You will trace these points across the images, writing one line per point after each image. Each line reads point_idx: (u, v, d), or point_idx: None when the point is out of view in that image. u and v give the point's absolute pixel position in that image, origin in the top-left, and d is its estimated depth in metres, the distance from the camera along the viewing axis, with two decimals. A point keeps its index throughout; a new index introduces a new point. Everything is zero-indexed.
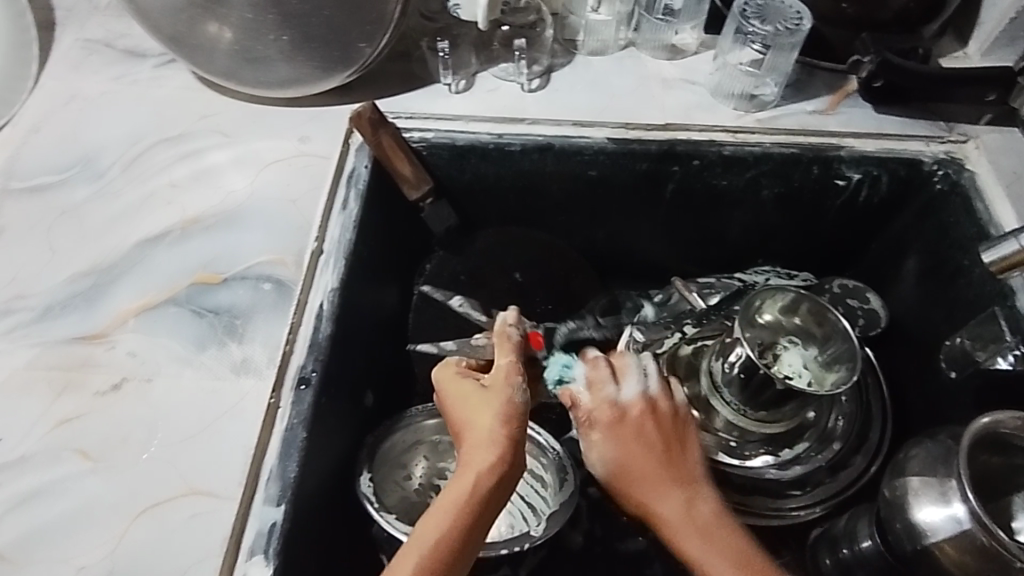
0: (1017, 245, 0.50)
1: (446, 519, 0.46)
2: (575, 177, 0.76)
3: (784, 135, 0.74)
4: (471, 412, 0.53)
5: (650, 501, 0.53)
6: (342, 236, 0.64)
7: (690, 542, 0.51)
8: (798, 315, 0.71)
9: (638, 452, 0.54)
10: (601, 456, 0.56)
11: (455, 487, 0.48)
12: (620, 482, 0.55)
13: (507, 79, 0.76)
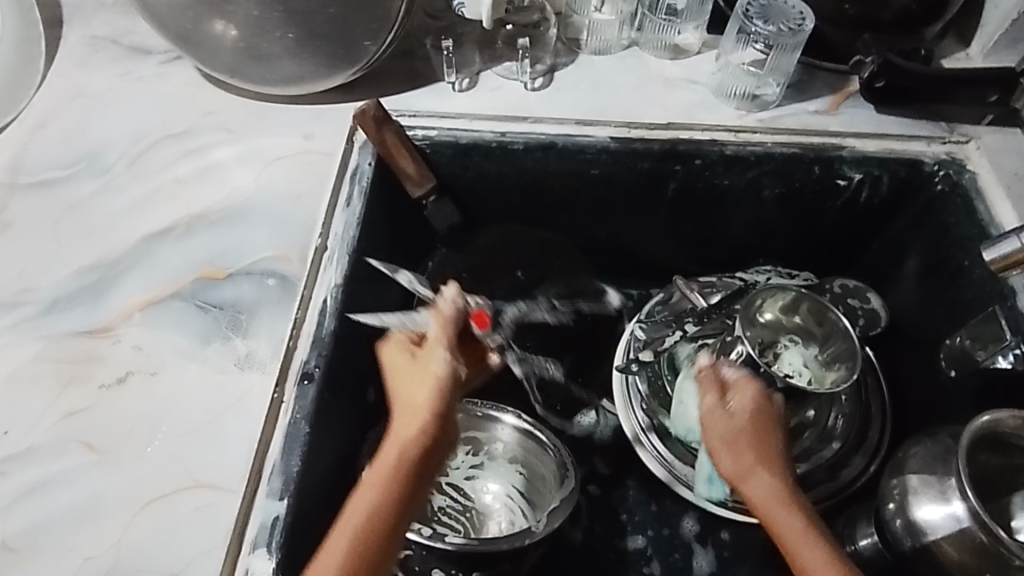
0: (1017, 243, 0.51)
1: (372, 494, 0.50)
2: (578, 176, 0.76)
3: (785, 135, 0.74)
4: (403, 387, 0.56)
5: (791, 526, 0.55)
6: (345, 233, 0.64)
7: (776, 508, 0.57)
8: (798, 314, 0.72)
9: (748, 442, 0.60)
10: (754, 466, 0.59)
11: (381, 464, 0.52)
12: (772, 496, 0.57)
13: (510, 78, 0.76)
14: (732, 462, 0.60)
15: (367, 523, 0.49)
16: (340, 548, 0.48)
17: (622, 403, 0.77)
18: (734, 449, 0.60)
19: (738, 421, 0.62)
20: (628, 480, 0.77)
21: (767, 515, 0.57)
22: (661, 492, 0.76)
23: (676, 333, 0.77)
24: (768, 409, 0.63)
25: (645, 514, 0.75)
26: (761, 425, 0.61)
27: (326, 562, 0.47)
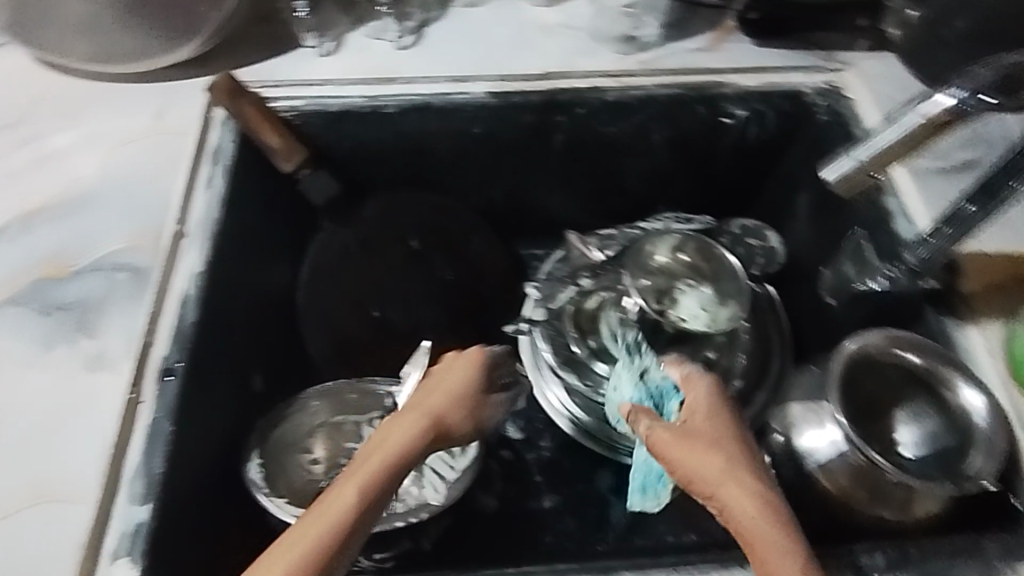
0: (851, 163, 0.47)
1: (403, 445, 0.46)
2: (460, 135, 0.73)
3: (666, 77, 0.73)
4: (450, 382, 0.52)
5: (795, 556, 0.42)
6: (207, 216, 0.61)
7: (760, 529, 0.43)
8: (684, 253, 0.73)
9: (710, 446, 0.46)
10: (723, 474, 0.45)
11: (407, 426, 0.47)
12: (756, 508, 0.44)
13: (377, 37, 0.72)
14: (708, 467, 0.46)
15: (389, 475, 0.44)
16: (346, 500, 0.42)
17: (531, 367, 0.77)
18: (699, 454, 0.46)
19: (696, 423, 0.48)
20: (540, 442, 0.76)
21: (749, 536, 0.43)
22: (575, 448, 0.76)
23: (573, 289, 0.78)
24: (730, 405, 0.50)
25: (559, 473, 0.75)
26: (731, 426, 0.48)
27: (332, 514, 0.41)
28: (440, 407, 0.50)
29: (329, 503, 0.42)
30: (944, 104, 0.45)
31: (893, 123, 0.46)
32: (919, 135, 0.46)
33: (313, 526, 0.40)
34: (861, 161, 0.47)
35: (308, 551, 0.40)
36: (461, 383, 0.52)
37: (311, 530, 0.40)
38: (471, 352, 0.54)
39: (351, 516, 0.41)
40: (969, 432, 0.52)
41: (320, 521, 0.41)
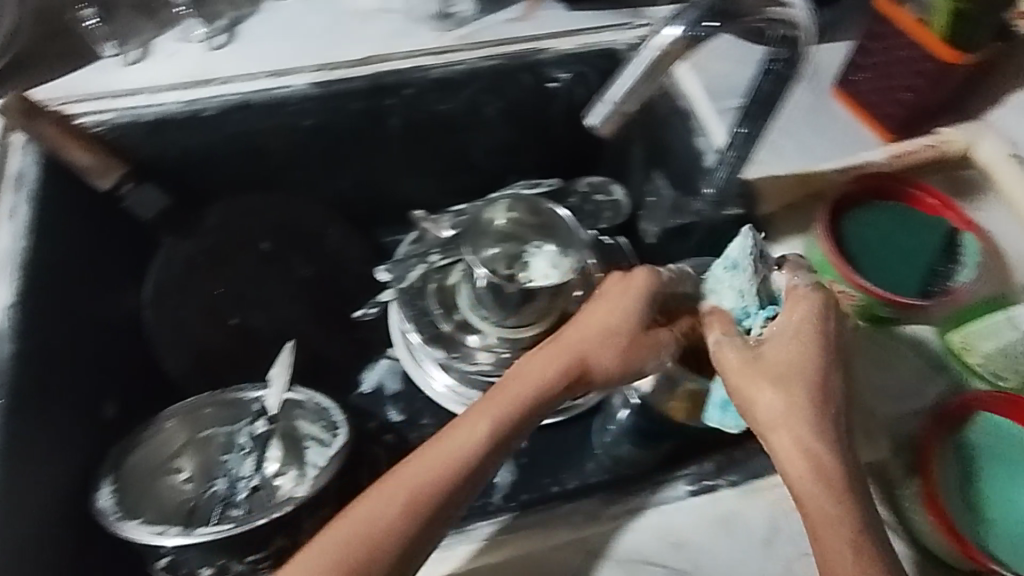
0: (611, 107, 0.49)
1: (530, 394, 0.52)
2: (291, 130, 0.72)
3: (486, 48, 0.74)
4: (589, 325, 0.54)
5: (826, 507, 0.46)
6: (12, 245, 0.59)
7: (807, 478, 0.47)
8: (515, 214, 0.75)
9: (784, 386, 0.49)
10: (794, 415, 0.49)
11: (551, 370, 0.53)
12: (803, 455, 0.47)
13: (187, 40, 0.70)
14: (761, 407, 0.49)
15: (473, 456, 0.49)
16: (466, 447, 0.49)
17: (409, 357, 0.77)
18: (760, 390, 0.49)
19: (778, 354, 0.50)
20: (423, 422, 0.77)
21: (792, 479, 0.48)
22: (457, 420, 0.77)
23: (423, 266, 0.79)
24: (817, 330, 0.51)
25: None
26: (812, 353, 0.50)
27: (421, 472, 0.48)
28: (598, 348, 0.53)
29: (447, 446, 0.49)
30: (665, 38, 0.47)
31: (634, 62, 0.48)
32: (657, 67, 0.48)
33: (384, 503, 0.46)
34: (617, 103, 0.49)
35: (389, 508, 0.46)
36: (614, 324, 0.54)
37: (403, 480, 0.47)
38: (633, 281, 0.55)
39: (428, 495, 0.47)
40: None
41: (387, 493, 0.47)
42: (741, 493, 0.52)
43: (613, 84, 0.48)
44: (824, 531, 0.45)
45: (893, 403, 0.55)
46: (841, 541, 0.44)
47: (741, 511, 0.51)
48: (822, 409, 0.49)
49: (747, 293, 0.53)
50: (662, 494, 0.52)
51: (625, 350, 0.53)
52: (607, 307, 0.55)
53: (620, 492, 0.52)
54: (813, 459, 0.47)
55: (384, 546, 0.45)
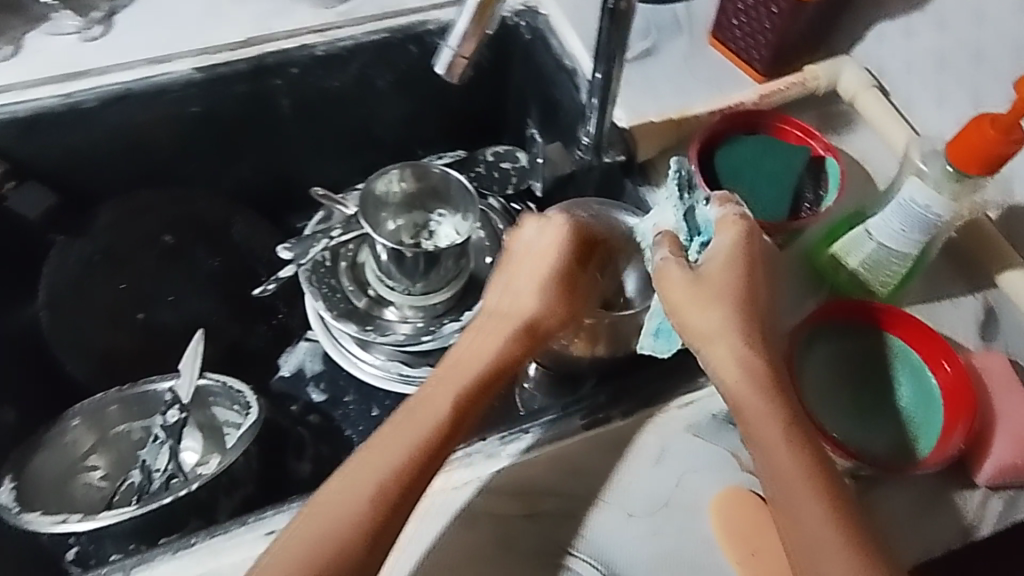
0: (449, 51, 0.53)
1: (484, 363, 0.52)
2: (177, 119, 0.72)
3: (369, 23, 0.75)
4: (534, 277, 0.56)
5: (762, 413, 0.48)
6: None
7: (751, 395, 0.48)
8: (406, 184, 0.75)
9: (729, 303, 0.51)
10: (731, 332, 0.50)
11: (503, 342, 0.53)
12: (746, 370, 0.49)
13: (60, 34, 0.69)
14: (693, 325, 0.51)
15: (444, 426, 0.49)
16: (440, 412, 0.49)
17: (330, 340, 0.76)
18: (702, 308, 0.51)
19: (716, 275, 0.52)
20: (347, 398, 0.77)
21: (736, 393, 0.49)
22: (380, 394, 0.77)
23: (324, 241, 0.77)
24: (746, 252, 0.52)
25: (373, 423, 0.76)
26: (741, 273, 0.52)
27: (394, 442, 0.47)
28: (536, 320, 0.54)
29: (417, 414, 0.49)
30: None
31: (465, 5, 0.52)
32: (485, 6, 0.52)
33: (365, 476, 0.46)
34: (455, 48, 0.53)
35: (355, 492, 0.45)
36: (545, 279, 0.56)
37: (384, 448, 0.47)
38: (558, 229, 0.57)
39: (406, 465, 0.47)
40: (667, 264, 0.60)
41: (346, 494, 0.45)
42: (631, 420, 0.54)
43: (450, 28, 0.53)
44: (766, 440, 0.47)
45: (781, 318, 0.58)
46: (783, 452, 0.46)
47: (630, 437, 0.53)
48: (748, 322, 0.51)
49: (685, 220, 0.57)
50: (559, 429, 0.53)
51: (562, 300, 0.55)
52: (531, 263, 0.57)
53: (515, 431, 0.53)
54: (749, 374, 0.49)
55: (370, 511, 0.45)
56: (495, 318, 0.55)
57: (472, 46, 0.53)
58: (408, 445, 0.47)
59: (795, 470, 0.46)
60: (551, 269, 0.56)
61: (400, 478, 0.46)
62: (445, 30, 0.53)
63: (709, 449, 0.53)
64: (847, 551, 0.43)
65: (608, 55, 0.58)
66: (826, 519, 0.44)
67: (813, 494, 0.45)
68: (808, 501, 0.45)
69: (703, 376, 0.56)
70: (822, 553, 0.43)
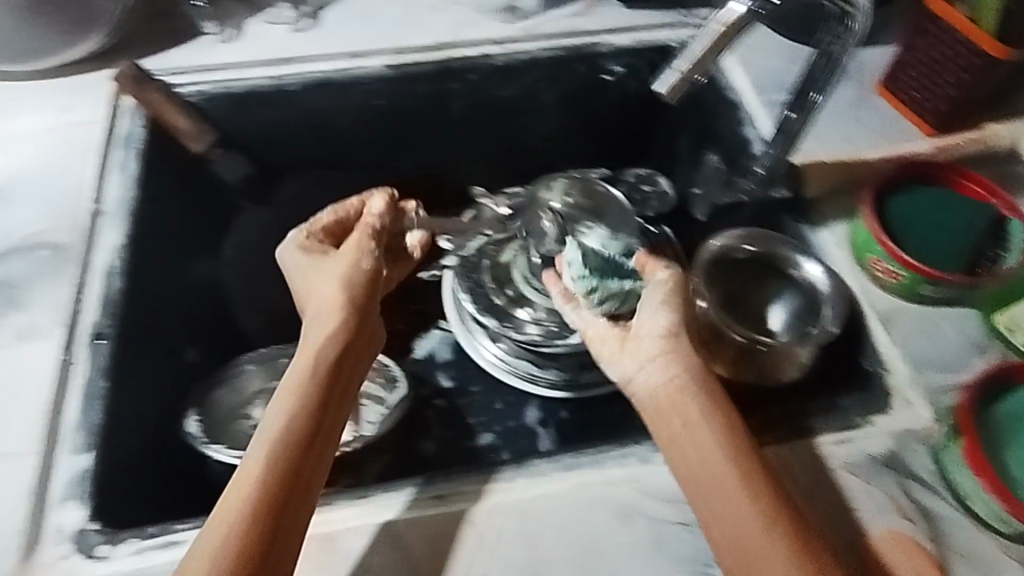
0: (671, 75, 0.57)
1: (316, 354, 0.55)
2: (362, 109, 0.78)
3: (547, 40, 0.80)
4: (307, 277, 0.60)
5: (701, 441, 0.51)
6: (123, 195, 0.64)
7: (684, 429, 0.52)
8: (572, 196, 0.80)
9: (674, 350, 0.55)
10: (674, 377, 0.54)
11: (323, 342, 0.56)
12: (686, 411, 0.52)
13: (276, 22, 0.77)
14: (644, 368, 0.55)
15: (308, 414, 0.51)
16: (299, 396, 0.52)
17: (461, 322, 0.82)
18: (644, 359, 0.56)
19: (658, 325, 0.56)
20: (474, 389, 0.81)
21: (668, 431, 0.53)
22: (504, 390, 0.80)
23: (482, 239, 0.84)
24: (681, 295, 0.58)
25: (495, 416, 0.79)
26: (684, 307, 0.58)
27: (275, 430, 0.50)
28: (330, 314, 0.57)
29: (281, 406, 0.51)
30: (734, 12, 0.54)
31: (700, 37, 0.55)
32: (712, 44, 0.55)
33: (251, 464, 0.48)
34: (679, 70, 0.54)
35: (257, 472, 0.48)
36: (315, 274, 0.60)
37: (262, 442, 0.49)
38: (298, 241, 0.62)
39: (285, 440, 0.49)
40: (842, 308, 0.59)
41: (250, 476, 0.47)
42: (783, 448, 0.54)
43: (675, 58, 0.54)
44: (699, 470, 0.50)
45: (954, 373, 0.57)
46: (727, 476, 0.49)
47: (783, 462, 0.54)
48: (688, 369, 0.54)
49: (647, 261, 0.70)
50: None
51: (342, 286, 0.58)
52: (305, 263, 0.61)
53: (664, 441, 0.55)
54: (679, 388, 0.53)
55: (263, 499, 0.47)
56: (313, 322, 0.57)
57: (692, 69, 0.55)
58: (283, 429, 0.50)
59: (731, 486, 0.49)
60: (319, 262, 0.60)
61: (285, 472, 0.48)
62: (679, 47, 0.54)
63: (864, 488, 0.52)
64: (782, 538, 0.46)
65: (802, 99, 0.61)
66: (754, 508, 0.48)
67: (749, 508, 0.48)
68: (736, 493, 0.48)
69: (859, 416, 0.56)
70: (764, 553, 0.46)
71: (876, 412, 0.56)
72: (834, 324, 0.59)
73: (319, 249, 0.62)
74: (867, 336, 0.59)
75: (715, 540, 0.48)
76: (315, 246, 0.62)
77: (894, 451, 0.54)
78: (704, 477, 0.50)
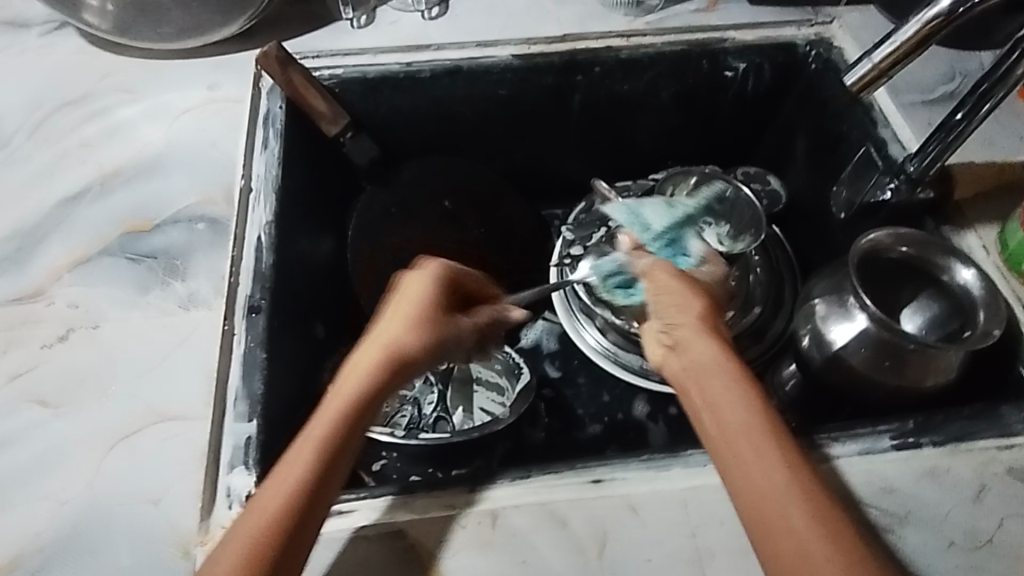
0: (870, 64, 0.48)
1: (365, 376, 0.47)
2: (487, 99, 0.79)
3: (673, 35, 0.80)
4: (398, 305, 0.52)
5: (755, 471, 0.45)
6: (268, 172, 0.65)
7: (743, 454, 0.46)
8: (700, 194, 0.79)
9: (721, 365, 0.51)
10: (719, 390, 0.49)
11: (373, 369, 0.48)
12: (738, 434, 0.47)
13: (407, 11, 0.78)
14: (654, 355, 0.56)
15: (331, 443, 0.44)
16: (337, 420, 0.45)
17: (566, 313, 0.82)
18: (700, 381, 0.50)
19: (685, 332, 0.54)
20: (581, 380, 0.81)
21: (722, 455, 0.47)
22: (611, 383, 0.81)
23: (602, 230, 0.82)
24: (676, 287, 0.58)
25: (601, 407, 0.79)
26: (702, 309, 0.56)
27: (309, 445, 0.44)
28: (392, 346, 0.49)
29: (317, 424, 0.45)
30: (939, 7, 0.46)
31: (907, 27, 0.46)
32: (921, 36, 0.47)
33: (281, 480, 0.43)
34: (879, 61, 0.48)
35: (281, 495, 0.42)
36: (407, 305, 0.52)
37: (295, 459, 0.44)
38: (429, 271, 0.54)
39: (314, 464, 0.43)
40: (1002, 312, 0.56)
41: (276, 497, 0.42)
42: (944, 452, 0.53)
43: (882, 46, 0.47)
44: (762, 504, 0.44)
45: None
46: (789, 513, 0.43)
47: (948, 467, 0.52)
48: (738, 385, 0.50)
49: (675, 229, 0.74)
50: (868, 445, 0.52)
51: (430, 339, 0.51)
52: (411, 295, 0.53)
53: (823, 438, 0.53)
54: (693, 372, 0.51)
55: (273, 524, 0.42)
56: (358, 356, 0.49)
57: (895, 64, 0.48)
58: (315, 448, 0.44)
59: (798, 522, 0.43)
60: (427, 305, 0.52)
61: (297, 497, 0.42)
62: (879, 42, 0.47)
63: None
64: (808, 509, 0.43)
65: (975, 107, 0.58)
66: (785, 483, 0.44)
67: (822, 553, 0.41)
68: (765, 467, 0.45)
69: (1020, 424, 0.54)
70: None
71: None
72: (995, 328, 0.55)
73: (432, 292, 0.53)
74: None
75: (746, 526, 0.45)
76: (428, 290, 0.53)
77: None
78: (763, 513, 0.44)
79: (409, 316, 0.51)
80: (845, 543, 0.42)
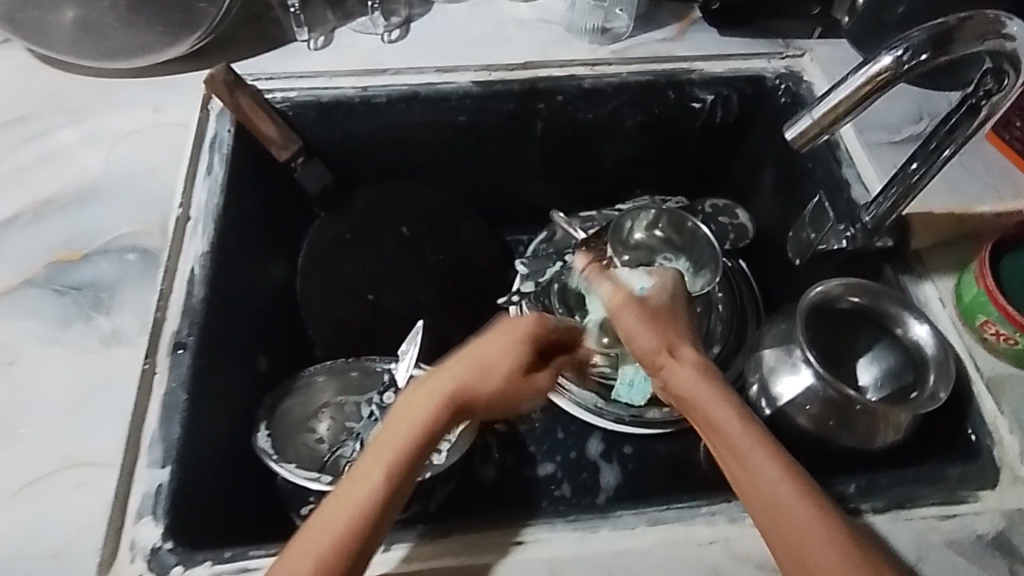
0: (809, 118, 0.47)
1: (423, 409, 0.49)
2: (446, 124, 0.77)
3: (637, 65, 0.78)
4: (469, 354, 0.52)
5: (774, 489, 0.46)
6: (208, 201, 0.63)
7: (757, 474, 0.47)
8: (660, 228, 0.77)
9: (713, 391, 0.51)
10: (712, 413, 0.50)
11: (426, 408, 0.49)
12: (753, 454, 0.47)
13: (366, 33, 0.77)
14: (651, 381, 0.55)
15: (401, 462, 0.47)
16: (396, 447, 0.47)
17: None
18: (700, 408, 0.50)
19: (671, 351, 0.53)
20: (535, 415, 0.79)
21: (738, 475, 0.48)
22: (566, 419, 0.78)
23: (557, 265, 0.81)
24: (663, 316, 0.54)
25: (556, 444, 0.77)
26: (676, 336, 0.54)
27: (371, 469, 0.46)
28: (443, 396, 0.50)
29: (378, 450, 0.47)
30: (883, 63, 0.46)
31: (845, 82, 0.46)
32: (863, 92, 0.46)
33: (350, 496, 0.45)
34: (818, 117, 0.47)
35: (340, 519, 0.44)
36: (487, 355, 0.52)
37: (355, 482, 0.46)
38: (514, 326, 0.54)
39: (379, 488, 0.46)
40: (951, 372, 0.55)
41: (343, 513, 0.45)
42: (883, 519, 0.51)
43: (823, 98, 0.47)
44: (790, 523, 0.45)
45: None
46: (811, 531, 0.45)
47: (888, 536, 0.50)
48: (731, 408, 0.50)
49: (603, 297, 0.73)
50: None
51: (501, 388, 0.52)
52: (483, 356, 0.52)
53: None
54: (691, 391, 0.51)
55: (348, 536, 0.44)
56: (421, 382, 0.51)
57: (836, 119, 0.48)
58: (378, 472, 0.46)
59: (822, 540, 0.44)
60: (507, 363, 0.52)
61: (377, 502, 0.45)
62: (819, 100, 0.47)
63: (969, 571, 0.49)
64: (824, 530, 0.45)
65: (925, 158, 0.56)
66: (795, 502, 0.45)
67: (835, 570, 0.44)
68: (771, 485, 0.46)
69: (964, 489, 0.52)
70: None
71: (984, 487, 0.52)
72: (943, 389, 0.54)
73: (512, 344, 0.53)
74: (974, 404, 0.55)
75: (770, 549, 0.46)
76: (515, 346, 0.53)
77: (1002, 531, 0.50)
78: (791, 532, 0.45)
79: (491, 374, 0.51)
80: (855, 550, 0.44)
